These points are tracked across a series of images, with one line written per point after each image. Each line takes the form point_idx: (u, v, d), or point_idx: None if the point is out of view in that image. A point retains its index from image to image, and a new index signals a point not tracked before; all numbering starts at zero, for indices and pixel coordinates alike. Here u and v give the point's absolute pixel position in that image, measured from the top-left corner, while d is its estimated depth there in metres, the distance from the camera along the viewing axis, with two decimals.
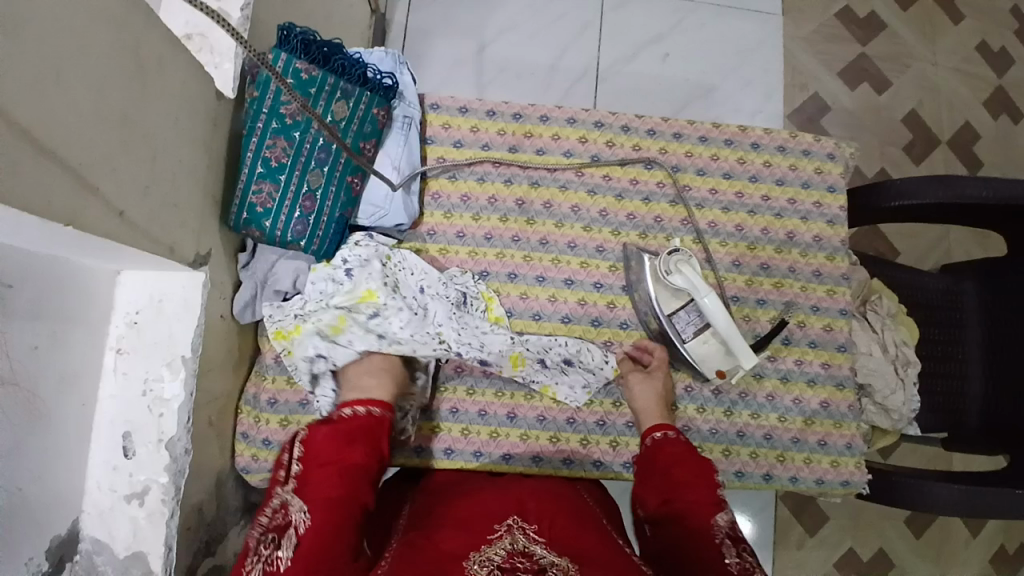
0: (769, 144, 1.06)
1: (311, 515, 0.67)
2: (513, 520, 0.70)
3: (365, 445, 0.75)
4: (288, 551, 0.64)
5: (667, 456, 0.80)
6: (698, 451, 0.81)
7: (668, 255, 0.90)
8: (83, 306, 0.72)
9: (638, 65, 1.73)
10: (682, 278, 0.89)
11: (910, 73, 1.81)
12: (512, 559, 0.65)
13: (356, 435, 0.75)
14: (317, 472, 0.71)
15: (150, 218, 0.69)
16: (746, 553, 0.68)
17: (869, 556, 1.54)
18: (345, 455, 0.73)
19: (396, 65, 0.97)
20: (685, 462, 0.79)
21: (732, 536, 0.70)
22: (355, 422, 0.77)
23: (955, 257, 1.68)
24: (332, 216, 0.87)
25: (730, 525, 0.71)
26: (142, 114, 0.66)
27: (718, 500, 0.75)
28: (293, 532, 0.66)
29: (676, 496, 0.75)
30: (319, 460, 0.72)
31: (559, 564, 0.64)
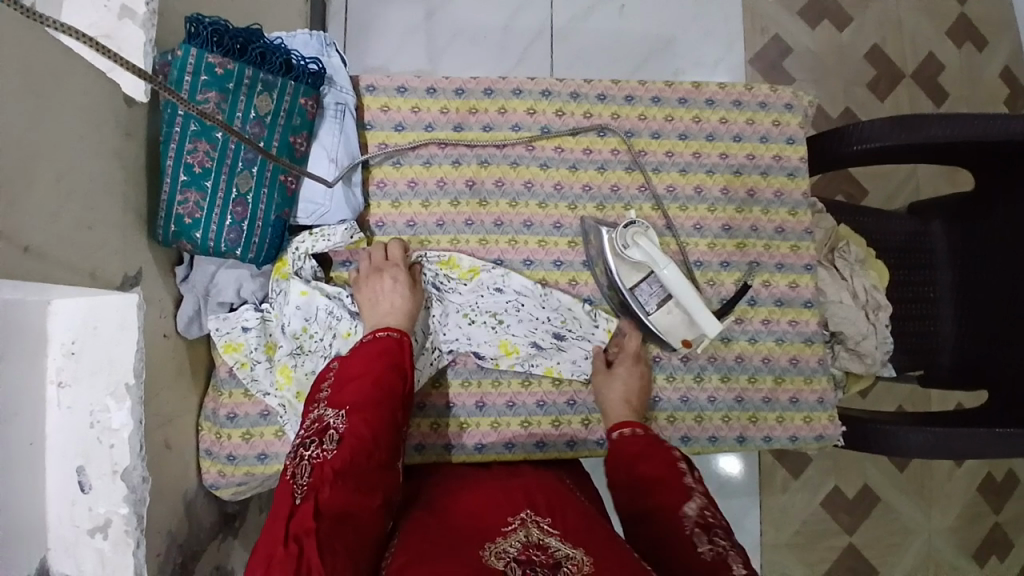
0: (725, 98, 1.01)
1: (348, 418, 0.70)
2: (527, 514, 0.70)
3: (392, 359, 0.77)
4: (333, 445, 0.67)
5: (633, 454, 0.80)
6: (665, 443, 0.81)
7: (625, 229, 0.87)
8: (13, 341, 0.63)
9: (593, 19, 1.66)
10: (639, 252, 0.86)
11: (870, 8, 1.76)
12: (528, 551, 0.63)
13: (384, 352, 0.77)
14: (346, 385, 0.73)
15: (59, 244, 0.65)
16: (717, 538, 0.67)
17: (853, 493, 1.58)
18: (374, 367, 0.75)
19: (323, 47, 0.90)
20: (649, 457, 0.78)
21: (702, 523, 0.69)
22: (384, 343, 0.79)
23: (922, 194, 1.66)
24: (268, 220, 0.82)
25: (700, 513, 0.70)
26: (35, 134, 0.61)
27: (686, 488, 0.74)
28: (334, 433, 0.69)
29: (644, 496, 0.75)
30: (352, 374, 0.75)
31: (573, 558, 0.61)
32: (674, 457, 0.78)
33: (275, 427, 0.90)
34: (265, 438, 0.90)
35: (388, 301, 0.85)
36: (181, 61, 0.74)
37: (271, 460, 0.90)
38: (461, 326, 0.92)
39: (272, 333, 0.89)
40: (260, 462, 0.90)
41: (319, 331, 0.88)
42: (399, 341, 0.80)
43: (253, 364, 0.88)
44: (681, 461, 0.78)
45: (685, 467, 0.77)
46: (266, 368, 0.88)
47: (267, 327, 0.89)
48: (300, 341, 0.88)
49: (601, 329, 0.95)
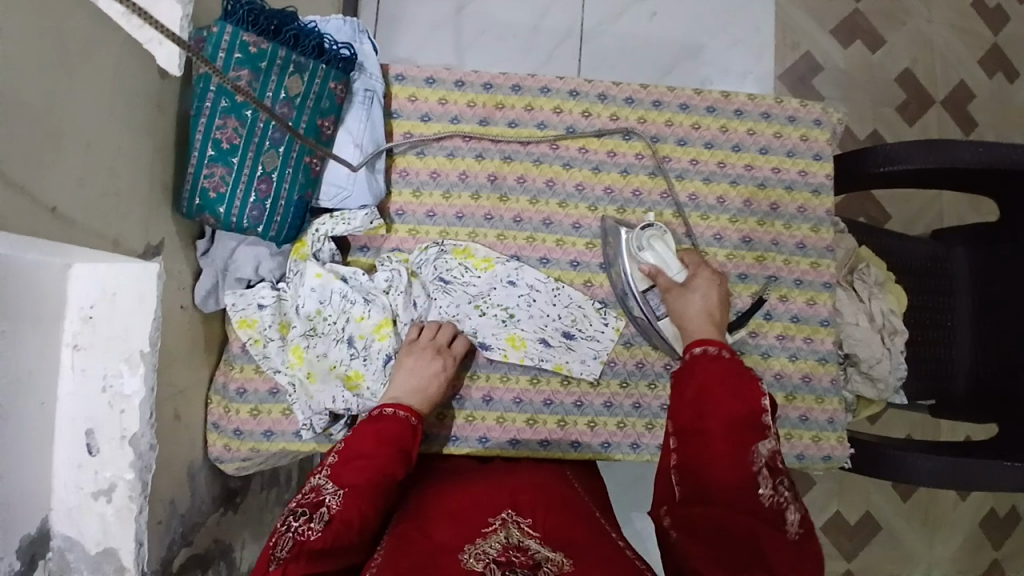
0: (753, 110, 1.01)
1: (344, 500, 0.68)
2: (507, 514, 0.71)
3: (400, 448, 0.75)
4: (321, 524, 0.65)
5: (711, 374, 0.72)
6: (748, 369, 0.73)
7: (642, 231, 0.90)
8: (31, 303, 0.66)
9: (624, 24, 1.65)
10: (654, 255, 0.89)
11: (905, 30, 1.74)
12: (508, 552, 0.63)
13: (396, 440, 0.75)
14: (351, 462, 0.72)
15: (86, 210, 0.66)
16: (781, 488, 0.65)
17: (855, 519, 1.56)
18: (385, 454, 0.73)
19: (355, 34, 0.91)
20: (729, 382, 0.71)
21: (770, 466, 0.66)
22: (398, 428, 0.76)
23: (945, 221, 1.64)
24: (291, 199, 0.83)
25: (770, 455, 0.67)
26: (69, 101, 0.62)
27: (762, 427, 0.68)
28: (326, 510, 0.66)
29: (709, 420, 0.69)
30: (357, 453, 0.73)
31: (553, 559, 0.62)
32: (757, 388, 0.70)
33: (282, 406, 0.91)
34: (272, 416, 0.91)
35: (420, 381, 0.82)
36: (217, 38, 0.75)
37: (276, 438, 0.91)
38: (472, 317, 0.93)
39: (286, 312, 0.90)
40: (265, 439, 0.90)
41: (335, 315, 0.88)
42: (415, 429, 0.78)
43: (265, 341, 0.88)
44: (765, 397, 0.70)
45: (767, 407, 0.70)
46: (279, 347, 0.89)
47: (283, 307, 0.89)
48: (314, 323, 0.89)
49: (609, 326, 0.95)
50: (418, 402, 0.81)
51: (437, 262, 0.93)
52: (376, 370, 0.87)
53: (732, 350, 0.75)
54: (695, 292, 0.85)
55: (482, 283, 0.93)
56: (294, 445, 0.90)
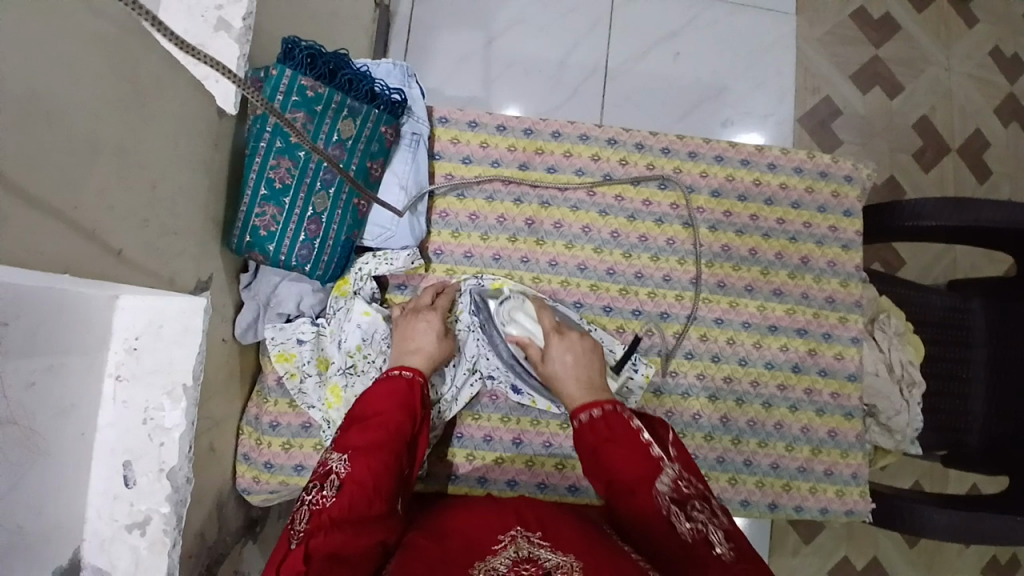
0: (786, 164, 1.03)
1: (351, 462, 0.70)
2: (518, 530, 0.68)
3: (402, 404, 0.77)
4: (333, 491, 0.67)
5: (605, 434, 0.75)
6: (627, 416, 0.77)
7: (500, 305, 0.91)
8: (79, 335, 0.66)
9: (649, 63, 1.69)
10: (517, 329, 0.91)
11: (922, 80, 1.78)
12: (517, 566, 0.62)
13: (394, 394, 0.78)
14: (353, 428, 0.74)
15: (147, 250, 0.67)
16: (694, 513, 0.67)
17: (863, 565, 1.56)
18: (386, 409, 0.76)
19: (405, 78, 0.93)
20: (619, 444, 0.74)
21: (677, 497, 0.68)
22: (396, 385, 0.79)
23: (958, 270, 1.66)
24: (338, 239, 0.85)
25: (673, 487, 0.69)
26: (141, 146, 0.64)
27: (655, 460, 0.72)
28: (335, 477, 0.68)
29: (614, 477, 0.72)
30: (357, 418, 0.75)
31: (562, 565, 0.62)
32: (636, 431, 0.75)
33: (314, 441, 0.91)
34: (304, 450, 0.91)
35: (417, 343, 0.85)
36: (275, 80, 0.77)
37: (307, 473, 0.91)
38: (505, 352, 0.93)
39: (324, 347, 0.91)
40: (296, 473, 0.91)
41: (373, 352, 0.89)
42: (410, 382, 0.80)
43: (302, 376, 0.89)
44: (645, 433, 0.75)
45: (650, 440, 0.74)
46: (316, 382, 0.89)
47: (324, 342, 0.91)
48: (353, 360, 0.89)
49: (639, 373, 0.93)
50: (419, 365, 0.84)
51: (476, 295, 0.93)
52: None
53: (613, 402, 0.80)
54: (557, 359, 0.86)
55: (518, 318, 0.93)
56: None
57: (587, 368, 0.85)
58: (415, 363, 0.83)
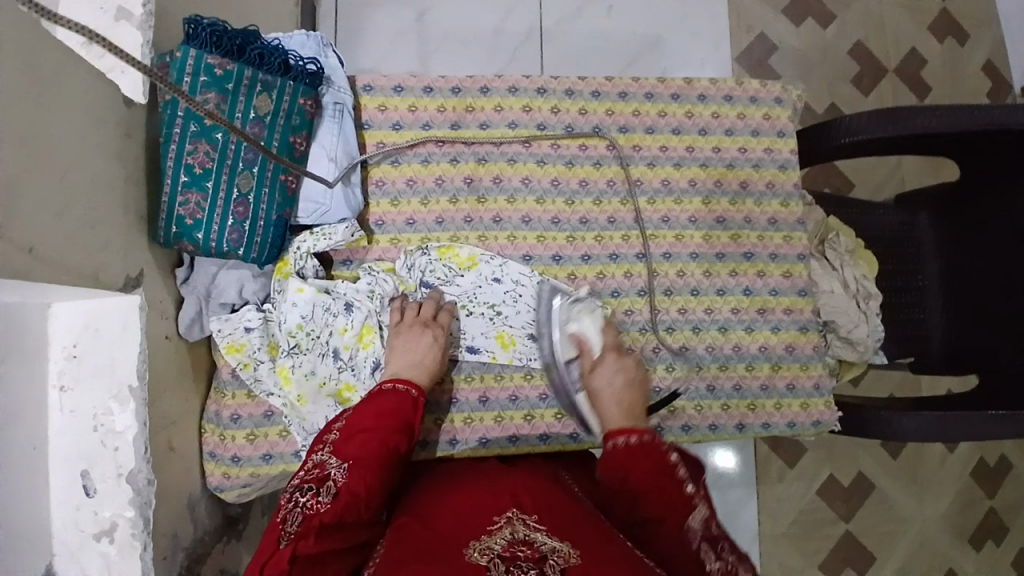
0: (717, 94, 1.03)
1: (350, 472, 0.68)
2: (513, 513, 0.69)
3: (401, 422, 0.76)
4: (328, 498, 0.65)
5: (632, 465, 0.71)
6: (663, 447, 0.73)
7: (569, 304, 0.92)
8: (11, 346, 0.63)
9: (582, 19, 1.68)
10: (580, 328, 0.90)
11: (852, 5, 1.79)
12: (512, 547, 0.62)
13: (397, 413, 0.76)
14: (354, 438, 0.72)
15: (65, 247, 0.65)
16: (725, 553, 0.64)
17: (847, 482, 1.60)
18: (392, 425, 0.75)
19: (320, 48, 0.90)
20: (644, 468, 0.70)
21: (709, 535, 0.65)
22: (399, 399, 0.78)
23: (906, 187, 1.70)
24: (269, 220, 0.83)
25: (705, 523, 0.66)
26: (39, 133, 0.60)
27: (688, 497, 0.68)
28: (333, 485, 0.67)
29: (639, 504, 0.69)
30: (358, 429, 0.73)
31: (559, 549, 0.61)
32: (673, 465, 0.70)
33: (279, 427, 0.90)
34: (269, 438, 0.90)
35: (417, 357, 0.84)
36: (181, 62, 0.74)
37: (275, 460, 0.90)
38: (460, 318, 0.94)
39: (274, 332, 0.90)
40: (264, 462, 0.90)
41: (318, 331, 0.88)
42: (415, 401, 0.79)
43: (255, 364, 0.88)
44: (682, 470, 0.71)
45: (686, 476, 0.70)
46: (270, 369, 0.88)
47: (271, 328, 0.89)
48: (296, 339, 0.88)
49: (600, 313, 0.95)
50: (418, 376, 0.83)
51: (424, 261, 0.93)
52: (365, 379, 0.89)
53: (647, 428, 0.75)
54: (603, 376, 0.84)
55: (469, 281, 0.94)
56: (294, 466, 0.90)
57: (629, 393, 0.82)
58: (416, 380, 0.82)
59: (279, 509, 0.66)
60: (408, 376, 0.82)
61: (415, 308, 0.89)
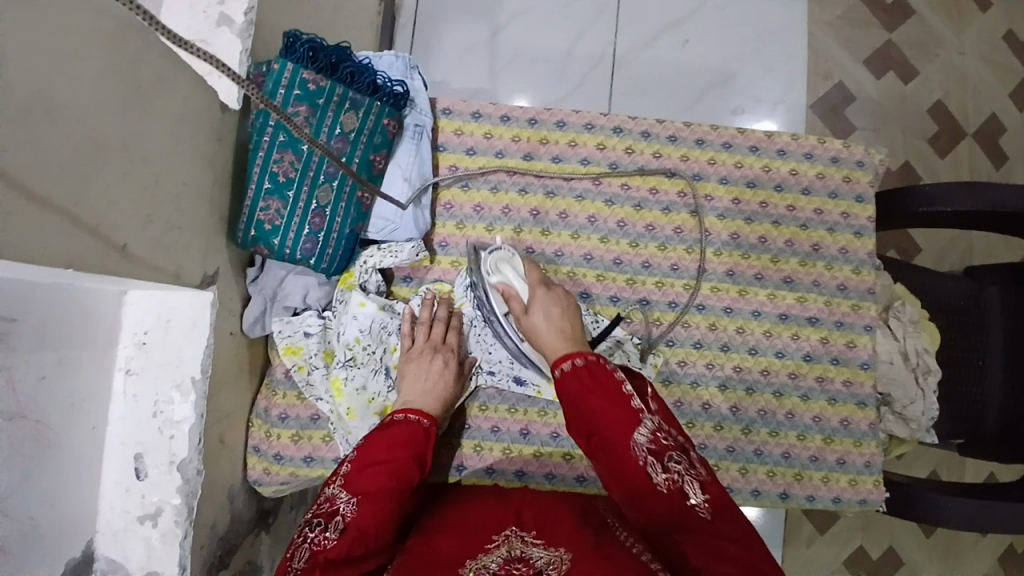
0: (797, 150, 1.01)
1: (358, 506, 0.68)
2: (512, 530, 0.69)
3: (414, 452, 0.76)
4: (335, 535, 0.65)
5: (583, 386, 0.74)
6: (609, 368, 0.76)
7: (489, 254, 0.91)
8: (88, 331, 0.66)
9: (657, 51, 1.67)
10: (503, 277, 0.90)
11: (938, 63, 1.74)
12: (508, 565, 0.63)
13: (410, 443, 0.76)
14: (365, 470, 0.72)
15: (153, 245, 0.69)
16: (673, 464, 0.67)
17: (879, 555, 1.54)
18: (403, 457, 0.75)
19: (407, 70, 0.93)
20: (598, 397, 0.73)
21: (655, 449, 0.68)
22: (411, 428, 0.78)
23: (976, 258, 1.63)
24: (342, 233, 0.85)
25: (651, 438, 0.69)
26: (142, 139, 0.64)
27: (636, 413, 0.71)
28: (340, 520, 0.67)
29: (595, 429, 0.71)
30: (369, 461, 0.73)
31: (552, 561, 0.62)
32: (618, 383, 0.74)
33: (323, 432, 0.92)
34: (313, 442, 0.92)
35: (429, 381, 0.85)
36: (278, 74, 0.77)
37: (317, 464, 0.92)
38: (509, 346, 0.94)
39: (330, 341, 0.91)
40: (306, 464, 0.92)
41: (373, 347, 0.90)
42: (427, 431, 0.79)
43: (309, 369, 0.90)
44: (627, 386, 0.74)
45: (632, 393, 0.73)
46: (324, 376, 0.90)
47: (330, 335, 0.91)
48: (352, 351, 0.89)
49: (647, 364, 0.94)
50: (430, 403, 0.84)
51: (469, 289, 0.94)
52: None
53: (588, 352, 0.79)
54: (539, 314, 0.85)
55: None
56: None
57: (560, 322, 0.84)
58: (427, 408, 0.83)
59: (289, 547, 0.66)
60: (420, 405, 0.83)
61: (440, 331, 0.90)
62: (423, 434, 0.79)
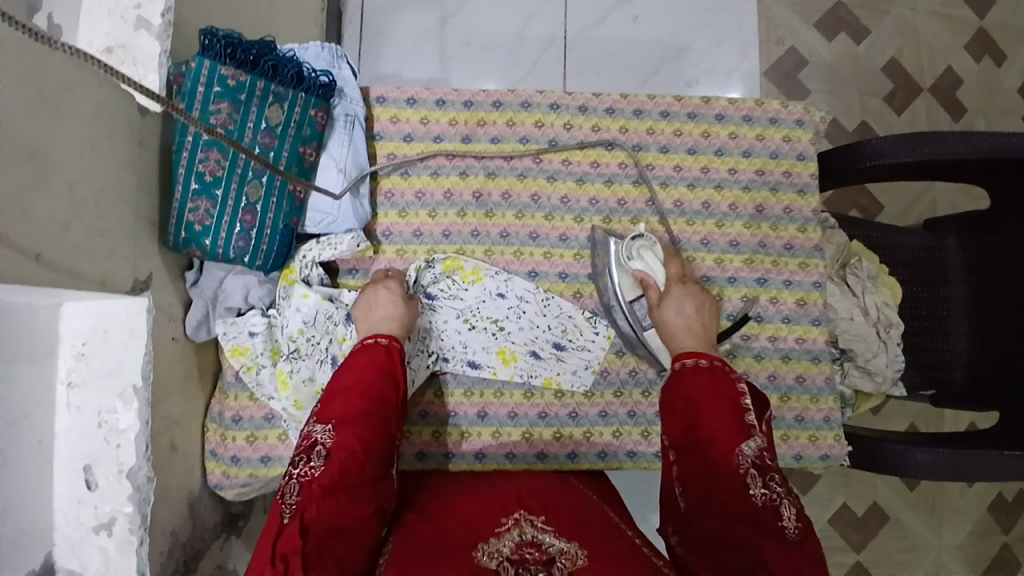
0: (735, 114, 1.01)
1: (337, 433, 0.69)
2: (520, 514, 0.71)
3: (383, 369, 0.75)
4: (321, 462, 0.66)
5: (696, 386, 0.75)
6: (735, 378, 0.76)
7: (631, 241, 0.91)
8: (21, 343, 0.64)
9: (607, 28, 1.66)
10: (644, 265, 0.90)
11: (887, 20, 1.74)
12: (521, 550, 0.65)
13: (377, 362, 0.75)
14: (334, 399, 0.72)
15: (75, 252, 0.68)
16: (772, 484, 0.66)
17: (862, 511, 1.56)
18: (371, 377, 0.74)
19: (334, 59, 0.91)
20: (715, 398, 0.74)
21: (759, 464, 0.68)
22: (371, 349, 0.76)
23: (937, 211, 1.64)
24: (276, 228, 0.84)
25: (758, 453, 0.69)
26: (51, 144, 0.63)
27: (746, 427, 0.71)
28: (322, 448, 0.68)
29: (699, 424, 0.72)
30: (339, 389, 0.73)
31: (567, 551, 0.63)
32: (739, 394, 0.74)
33: (278, 431, 0.92)
34: (269, 441, 0.92)
35: (382, 311, 0.83)
36: (195, 72, 0.75)
37: (274, 463, 0.91)
38: (461, 330, 0.94)
39: (277, 338, 0.91)
40: (263, 464, 0.91)
41: (318, 338, 0.89)
42: (391, 347, 0.78)
43: (258, 368, 0.89)
44: (748, 398, 0.74)
45: (748, 406, 0.73)
46: (272, 374, 0.89)
47: (276, 333, 0.91)
48: (297, 345, 0.89)
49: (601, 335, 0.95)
50: (392, 328, 0.81)
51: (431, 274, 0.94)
52: None
53: (717, 357, 0.79)
54: (673, 307, 0.85)
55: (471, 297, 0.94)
56: None
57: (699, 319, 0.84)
58: (388, 330, 0.80)
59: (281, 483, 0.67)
60: (382, 329, 0.80)
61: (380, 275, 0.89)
62: (387, 352, 0.77)
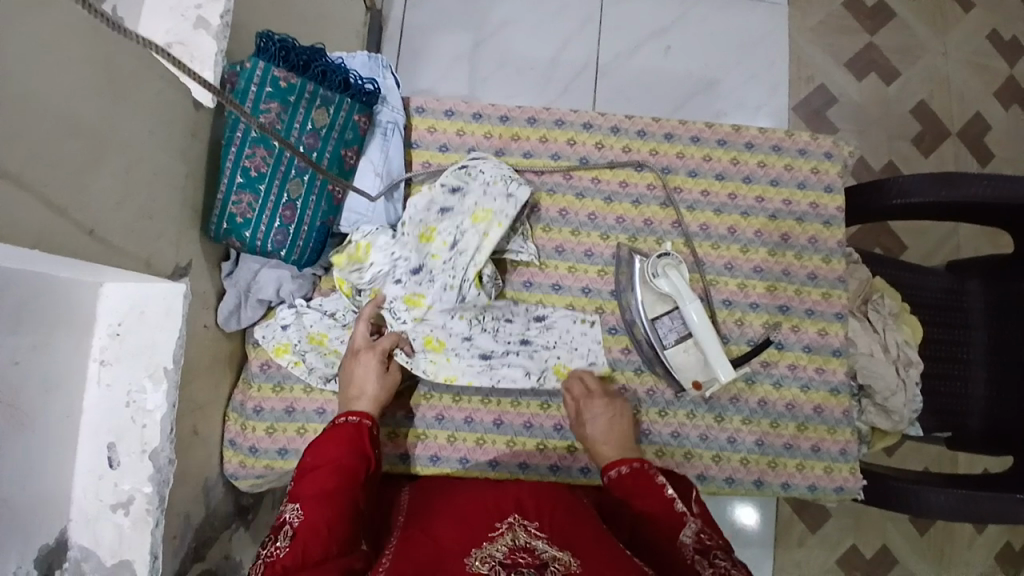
0: (764, 143, 1.03)
1: (303, 511, 0.70)
2: (514, 519, 0.70)
3: (353, 450, 0.78)
4: (285, 542, 0.66)
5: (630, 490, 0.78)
6: (653, 473, 0.78)
7: (656, 259, 0.91)
8: (63, 317, 0.67)
9: (639, 58, 1.70)
10: (670, 283, 0.89)
11: (917, 65, 1.76)
12: (514, 554, 0.63)
13: (342, 441, 0.78)
14: (304, 477, 0.74)
15: (123, 231, 0.70)
16: (719, 560, 0.64)
17: (872, 556, 1.51)
18: (342, 452, 0.77)
19: (379, 69, 0.97)
20: (643, 493, 0.76)
21: (701, 548, 0.67)
22: (341, 430, 0.79)
23: (960, 254, 1.63)
24: (313, 225, 0.87)
25: (697, 538, 0.69)
26: (109, 125, 0.66)
27: (680, 515, 0.73)
28: (289, 528, 0.68)
29: (642, 523, 0.74)
30: (308, 466, 0.76)
31: (560, 558, 0.61)
32: (661, 486, 0.76)
33: (297, 425, 0.93)
34: (287, 434, 0.93)
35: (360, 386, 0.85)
36: (250, 72, 0.79)
37: (290, 456, 0.92)
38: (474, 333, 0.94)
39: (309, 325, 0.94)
40: (280, 456, 0.92)
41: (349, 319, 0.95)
42: (359, 427, 0.81)
43: (303, 359, 0.92)
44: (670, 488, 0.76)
45: (674, 495, 0.75)
46: (318, 354, 0.92)
47: (306, 319, 0.94)
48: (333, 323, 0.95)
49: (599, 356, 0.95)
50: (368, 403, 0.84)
51: (456, 262, 0.91)
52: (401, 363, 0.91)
53: (638, 458, 0.82)
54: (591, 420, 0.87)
55: (500, 343, 0.94)
56: None
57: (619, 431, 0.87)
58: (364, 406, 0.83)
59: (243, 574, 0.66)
60: (361, 408, 0.83)
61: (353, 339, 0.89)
62: (357, 430, 0.80)
